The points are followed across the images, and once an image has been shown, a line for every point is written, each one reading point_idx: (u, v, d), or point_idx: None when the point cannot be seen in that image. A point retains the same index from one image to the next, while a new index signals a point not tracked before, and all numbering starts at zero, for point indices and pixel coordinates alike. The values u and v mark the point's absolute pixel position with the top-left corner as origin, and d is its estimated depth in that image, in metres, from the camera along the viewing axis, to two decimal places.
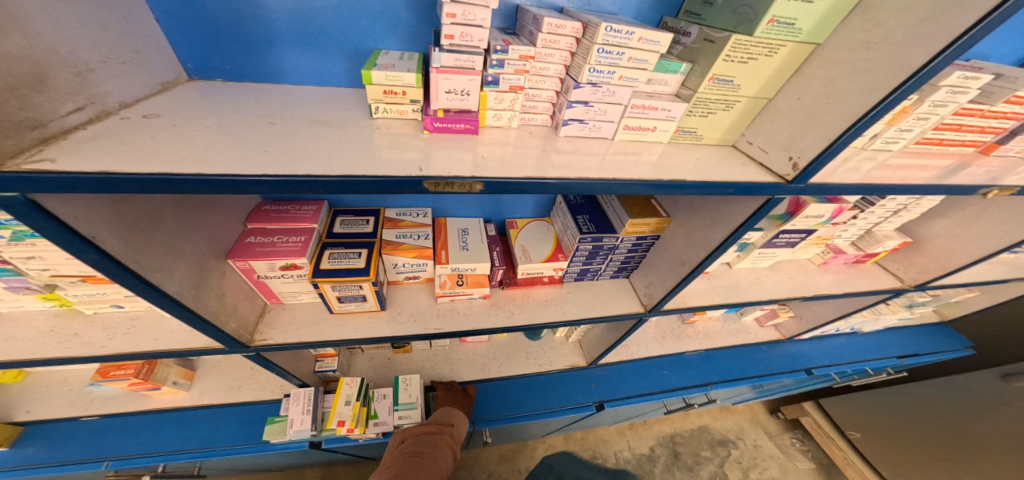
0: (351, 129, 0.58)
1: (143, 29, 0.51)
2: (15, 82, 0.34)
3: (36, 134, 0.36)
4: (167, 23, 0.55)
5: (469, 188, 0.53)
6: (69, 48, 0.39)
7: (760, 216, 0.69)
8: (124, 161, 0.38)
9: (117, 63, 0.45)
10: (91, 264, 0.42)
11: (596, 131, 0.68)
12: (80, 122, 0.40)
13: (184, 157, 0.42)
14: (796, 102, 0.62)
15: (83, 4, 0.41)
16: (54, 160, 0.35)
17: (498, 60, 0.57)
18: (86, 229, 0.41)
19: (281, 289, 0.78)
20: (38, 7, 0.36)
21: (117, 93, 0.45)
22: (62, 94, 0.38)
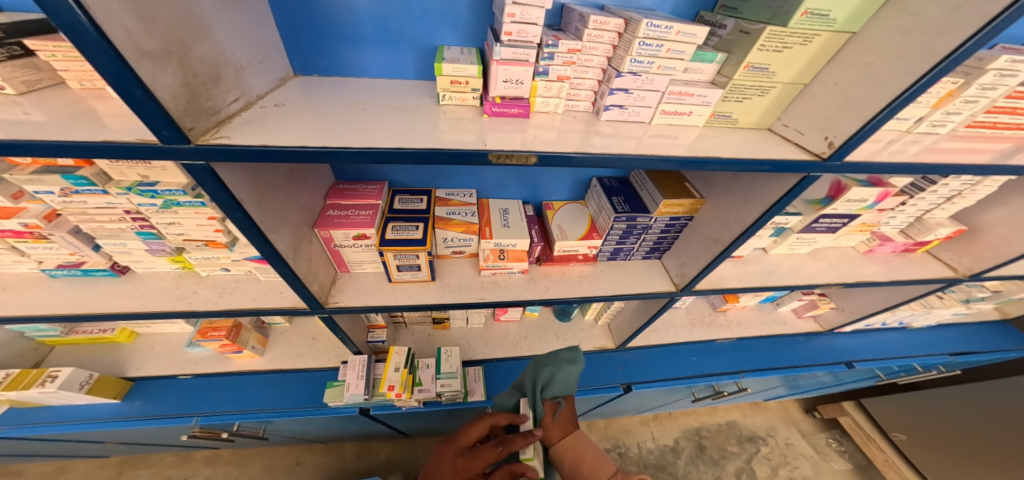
0: (423, 113, 0.68)
1: (268, 36, 0.67)
2: (206, 81, 0.50)
3: (217, 118, 0.52)
4: (283, 27, 0.71)
5: (525, 161, 0.61)
6: (233, 55, 0.56)
7: (796, 192, 0.73)
8: (271, 138, 0.52)
9: (255, 65, 0.62)
10: (237, 222, 0.56)
11: (635, 116, 0.74)
12: (239, 110, 0.56)
13: (309, 138, 0.54)
14: (832, 86, 0.66)
15: (240, 24, 0.58)
16: (229, 137, 0.50)
17: (549, 53, 0.65)
18: (238, 193, 0.55)
19: (351, 258, 0.90)
20: (219, 28, 0.52)
21: (256, 88, 0.62)
22: (228, 90, 0.55)
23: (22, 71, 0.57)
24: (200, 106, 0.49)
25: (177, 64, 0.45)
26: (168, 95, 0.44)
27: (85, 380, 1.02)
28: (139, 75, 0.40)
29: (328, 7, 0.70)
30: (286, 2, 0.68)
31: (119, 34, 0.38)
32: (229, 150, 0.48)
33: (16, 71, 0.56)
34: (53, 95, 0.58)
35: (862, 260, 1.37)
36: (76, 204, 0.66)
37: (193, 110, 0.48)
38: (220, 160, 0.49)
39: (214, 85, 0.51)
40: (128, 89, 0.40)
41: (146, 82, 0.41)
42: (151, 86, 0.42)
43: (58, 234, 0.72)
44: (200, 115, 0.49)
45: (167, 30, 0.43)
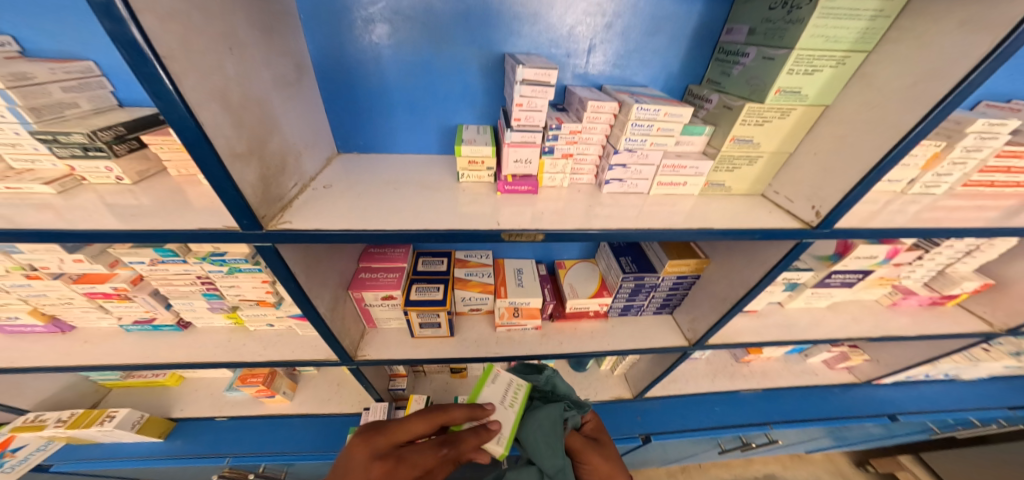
0: (446, 191, 0.79)
1: (320, 123, 0.81)
2: (275, 171, 0.62)
3: (281, 203, 0.63)
4: (331, 115, 0.86)
5: (533, 238, 0.70)
6: (296, 146, 0.69)
7: (791, 257, 0.77)
8: (324, 223, 0.62)
9: (310, 150, 0.75)
10: (290, 291, 0.67)
11: (635, 188, 0.83)
12: (297, 193, 0.69)
13: (350, 218, 0.65)
14: (813, 156, 0.73)
15: (301, 116, 0.72)
16: (291, 221, 0.61)
17: (553, 135, 0.76)
18: (293, 267, 0.66)
19: (379, 315, 0.99)
20: (286, 125, 0.66)
21: (310, 171, 0.75)
22: (290, 177, 0.67)
23: (137, 162, 0.73)
24: (270, 196, 0.61)
25: (257, 160, 0.57)
26: (250, 188, 0.55)
27: (138, 420, 1.13)
28: (231, 175, 0.52)
29: (369, 100, 0.85)
30: (337, 97, 0.84)
31: (222, 142, 0.50)
32: (291, 233, 0.59)
33: (133, 164, 0.72)
34: (156, 183, 0.73)
35: (887, 313, 1.34)
36: (160, 270, 0.79)
37: (266, 199, 0.59)
38: (282, 242, 0.60)
39: (282, 175, 0.64)
40: (223, 185, 0.51)
41: (236, 179, 0.53)
42: (239, 182, 0.53)
43: (140, 295, 0.84)
44: (269, 203, 0.60)
45: (254, 134, 0.56)
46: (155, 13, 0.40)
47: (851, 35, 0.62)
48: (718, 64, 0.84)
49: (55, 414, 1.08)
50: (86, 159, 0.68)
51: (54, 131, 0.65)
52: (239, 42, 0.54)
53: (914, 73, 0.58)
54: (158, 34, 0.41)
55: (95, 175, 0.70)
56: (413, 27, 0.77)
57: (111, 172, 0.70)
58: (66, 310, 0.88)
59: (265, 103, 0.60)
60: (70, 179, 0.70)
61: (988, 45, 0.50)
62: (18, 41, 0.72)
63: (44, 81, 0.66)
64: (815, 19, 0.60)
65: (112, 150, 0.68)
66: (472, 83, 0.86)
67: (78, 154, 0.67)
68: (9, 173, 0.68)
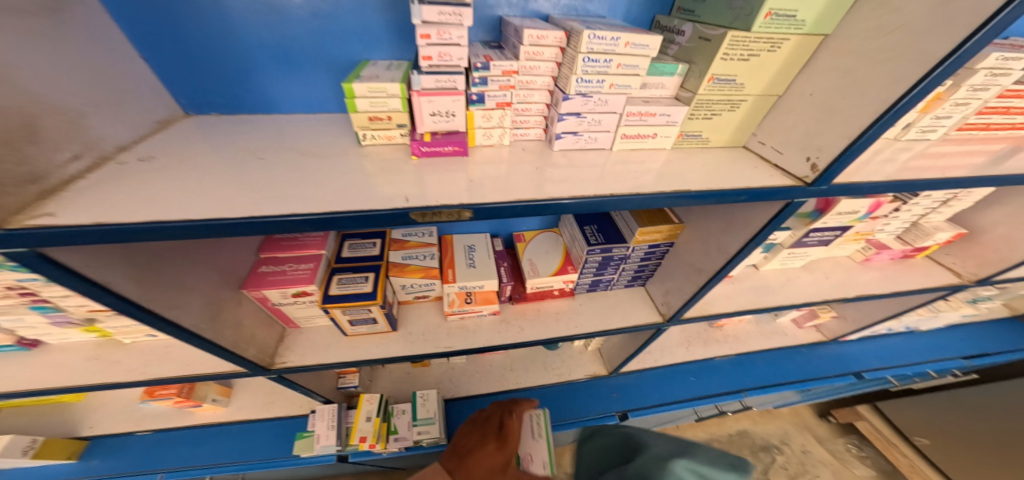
0: (339, 158, 0.60)
1: (129, 70, 0.59)
2: (12, 140, 0.40)
3: (36, 188, 0.42)
4: (156, 62, 0.63)
5: (458, 216, 0.53)
6: (62, 99, 0.46)
7: (781, 218, 0.64)
8: (116, 211, 0.43)
9: (107, 106, 0.53)
10: (109, 305, 0.48)
11: (594, 142, 0.68)
12: (81, 171, 0.48)
13: (167, 207, 0.45)
14: (810, 97, 0.60)
15: (66, 55, 0.48)
16: (53, 213, 0.41)
17: (480, 78, 0.57)
18: (97, 275, 0.46)
19: (296, 314, 0.82)
20: (30, 66, 0.43)
21: (112, 138, 0.53)
22: (58, 145, 0.46)
23: None
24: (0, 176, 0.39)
25: None
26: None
27: (29, 445, 0.99)
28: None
29: (210, 39, 0.62)
30: (156, 36, 0.60)
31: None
32: (57, 232, 0.39)
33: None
34: None
35: (859, 269, 1.28)
36: None
37: None
38: (52, 243, 0.40)
39: (31, 145, 0.42)
40: None
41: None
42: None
43: None
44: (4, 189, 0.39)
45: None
46: None
47: None
48: None
49: None
50: None
51: None
52: None
53: None
54: None
55: None
56: None
57: None
58: None
59: None
60: None
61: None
62: None
63: None
64: None
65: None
66: (368, 14, 0.65)
67: None
68: None
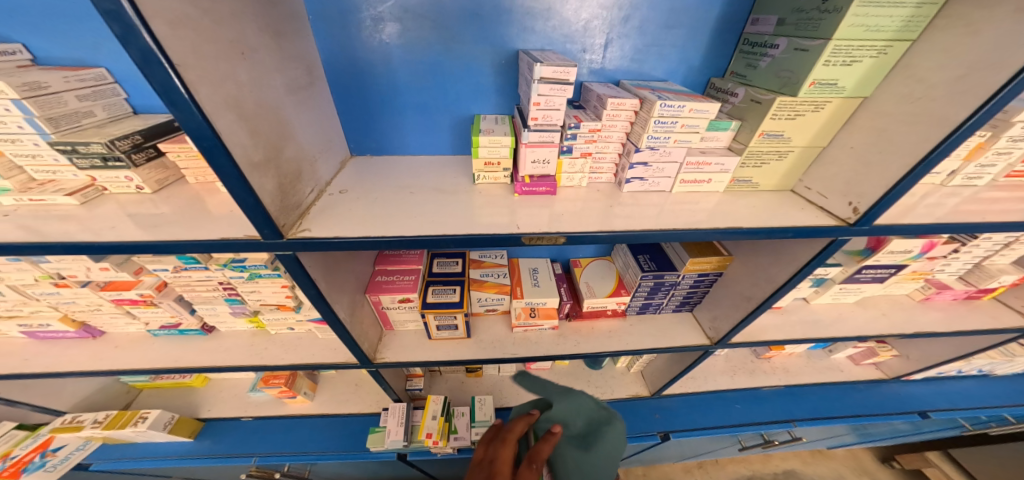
0: (462, 194, 0.78)
1: (334, 128, 0.86)
2: (291, 179, 0.65)
3: (299, 212, 0.66)
4: (344, 120, 0.91)
5: (555, 241, 0.68)
6: (310, 151, 0.72)
7: (824, 255, 0.74)
8: (339, 228, 0.64)
9: (325, 154, 0.79)
10: (310, 296, 0.70)
11: (656, 186, 0.82)
12: (314, 199, 0.71)
13: (364, 226, 0.66)
14: (850, 150, 0.72)
15: (314, 122, 0.75)
16: (310, 229, 0.64)
17: (572, 134, 0.75)
18: (313, 273, 0.69)
19: (395, 317, 1.01)
20: (302, 132, 0.69)
21: (325, 176, 0.78)
22: (307, 184, 0.70)
23: (155, 171, 0.73)
24: (289, 204, 0.63)
25: (274, 169, 0.59)
26: (269, 196, 0.58)
27: (169, 420, 1.20)
28: (251, 183, 0.54)
29: (379, 105, 0.90)
30: (348, 104, 0.89)
31: (238, 150, 0.52)
32: (309, 241, 0.61)
33: (152, 172, 0.72)
34: (176, 191, 0.73)
35: (918, 309, 1.24)
36: (183, 277, 0.83)
37: (284, 207, 0.62)
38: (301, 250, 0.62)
39: (297, 181, 0.66)
40: (240, 192, 0.53)
41: (255, 187, 0.55)
42: (257, 190, 0.56)
43: (165, 301, 0.88)
44: (288, 211, 0.63)
45: (268, 141, 0.59)
46: (165, 19, 0.42)
47: (892, 24, 0.61)
48: (742, 57, 0.85)
49: (91, 415, 1.16)
50: (107, 169, 0.68)
51: (73, 141, 0.65)
52: (249, 50, 0.56)
53: (966, 61, 0.56)
54: (170, 42, 0.42)
55: (116, 185, 0.71)
56: (425, 29, 0.80)
57: (132, 181, 0.71)
58: (95, 316, 0.92)
59: (279, 110, 0.62)
60: (92, 190, 0.70)
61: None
62: (28, 49, 0.74)
63: (61, 90, 0.67)
64: (855, 7, 0.59)
65: (131, 159, 0.68)
66: (485, 81, 0.89)
67: (99, 165, 0.67)
68: (31, 185, 0.69)
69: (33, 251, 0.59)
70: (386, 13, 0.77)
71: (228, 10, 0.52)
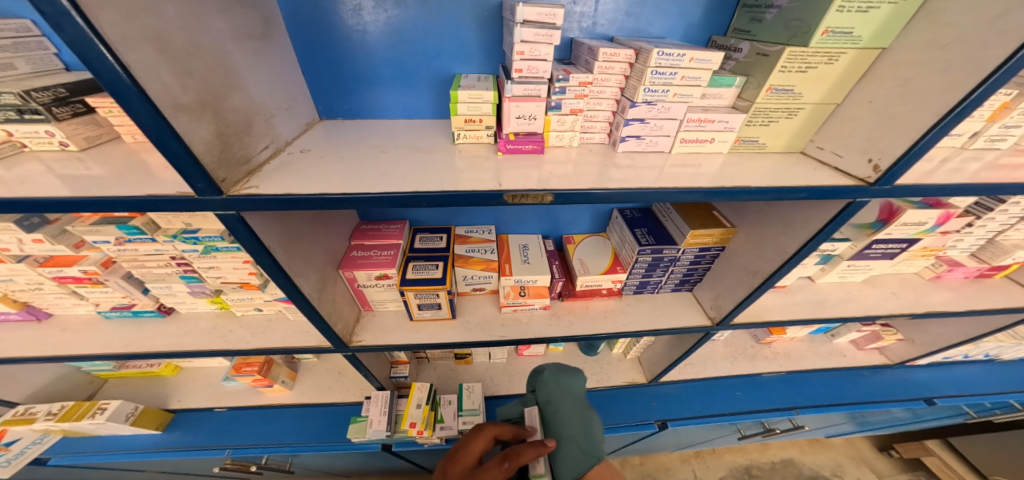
0: (440, 153, 0.71)
1: (297, 85, 0.77)
2: (237, 130, 0.56)
3: (247, 168, 0.58)
4: (311, 78, 0.82)
5: (541, 199, 0.61)
6: (263, 104, 0.63)
7: (839, 221, 0.67)
8: (295, 186, 0.56)
9: (284, 111, 0.70)
10: (266, 267, 0.62)
11: (654, 146, 0.74)
12: (268, 157, 0.63)
13: (324, 184, 0.58)
14: (869, 104, 0.64)
15: (269, 73, 0.66)
16: (258, 186, 0.55)
17: (560, 88, 0.67)
18: (267, 240, 0.61)
19: (373, 297, 0.93)
20: (252, 81, 0.61)
21: (285, 135, 0.69)
22: (259, 139, 0.61)
23: (84, 128, 0.64)
24: (232, 158, 0.55)
25: (212, 117, 0.51)
26: (203, 146, 0.49)
27: (131, 412, 1.12)
28: (176, 129, 0.45)
29: (349, 59, 0.80)
30: (314, 60, 0.79)
31: (156, 90, 0.43)
32: (257, 199, 0.53)
33: (80, 128, 0.63)
34: (111, 151, 0.65)
35: (929, 288, 1.18)
36: (129, 251, 0.74)
37: (226, 161, 0.53)
38: (247, 210, 0.54)
39: (246, 135, 0.58)
40: (163, 139, 0.45)
41: (182, 134, 0.46)
42: (186, 138, 0.47)
43: (113, 279, 0.80)
44: (232, 166, 0.54)
45: (203, 85, 0.49)
46: None
47: None
48: (745, 11, 0.77)
49: (46, 406, 1.08)
50: (24, 123, 0.59)
51: None
52: None
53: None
54: None
55: (37, 142, 0.62)
56: None
57: (54, 137, 0.61)
58: (39, 296, 0.84)
59: (219, 51, 0.53)
60: (7, 146, 0.60)
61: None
62: None
63: None
64: None
65: (52, 112, 0.59)
66: (466, 36, 0.80)
67: (13, 118, 0.58)
68: None
69: None
70: None
71: None
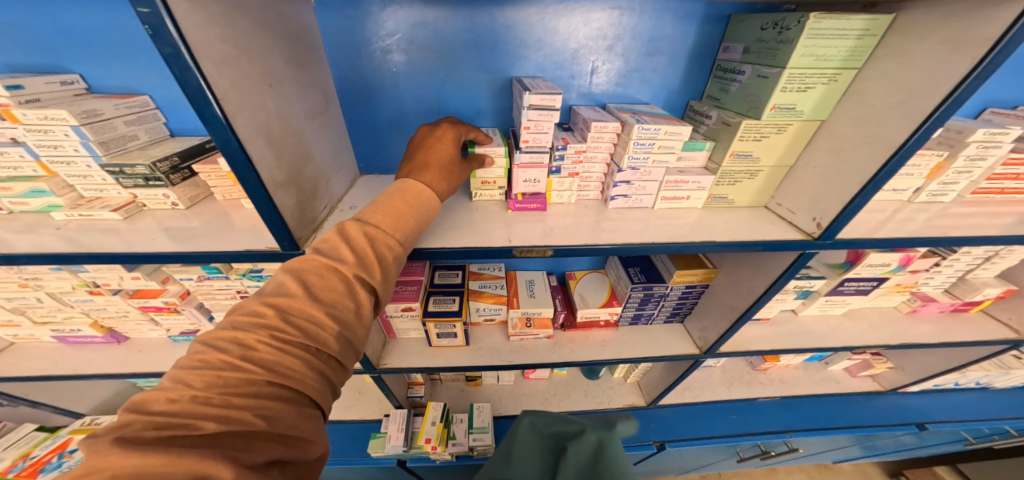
0: (459, 209, 0.86)
1: (345, 149, 0.94)
2: (308, 195, 0.72)
3: (313, 225, 0.73)
4: (356, 142, 0.99)
5: (543, 254, 0.74)
6: (325, 172, 0.80)
7: (795, 268, 0.79)
8: None
9: (337, 174, 0.86)
10: None
11: (639, 203, 0.88)
12: (326, 215, 0.78)
13: None
14: (812, 169, 0.77)
15: (329, 143, 0.83)
16: None
17: (560, 155, 0.82)
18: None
19: (399, 325, 1.07)
20: (318, 153, 0.77)
21: (337, 193, 0.85)
22: (322, 201, 0.78)
23: (189, 189, 0.81)
24: (305, 218, 0.70)
25: (294, 187, 0.67)
26: (289, 211, 0.65)
27: None
28: (274, 200, 0.61)
29: (385, 126, 0.98)
30: (358, 128, 0.97)
31: (266, 171, 0.59)
32: None
33: (186, 190, 0.80)
34: (202, 207, 0.81)
35: (907, 320, 1.27)
36: (206, 285, 0.89)
37: (302, 221, 0.69)
38: None
39: (313, 198, 0.74)
40: (266, 208, 0.60)
41: (279, 205, 0.62)
42: (281, 208, 0.63)
43: (187, 308, 0.95)
44: (304, 226, 0.70)
45: (291, 165, 0.66)
46: (211, 60, 0.49)
47: (840, 53, 0.67)
48: (716, 81, 0.92)
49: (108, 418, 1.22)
50: (147, 188, 0.76)
51: (120, 163, 0.72)
52: (279, 82, 0.64)
53: (903, 88, 0.62)
54: (215, 79, 0.49)
55: (153, 201, 0.78)
56: (428, 60, 0.89)
57: (168, 198, 0.78)
58: (123, 322, 1.00)
59: (299, 134, 0.70)
60: (133, 206, 0.78)
61: (969, 65, 0.54)
62: (85, 78, 0.82)
63: (111, 117, 0.74)
64: (804, 40, 0.65)
65: (169, 179, 0.76)
66: (482, 105, 0.97)
67: (141, 184, 0.75)
68: (80, 201, 0.76)
69: (79, 260, 0.67)
70: (392, 48, 0.86)
71: (260, 48, 0.59)
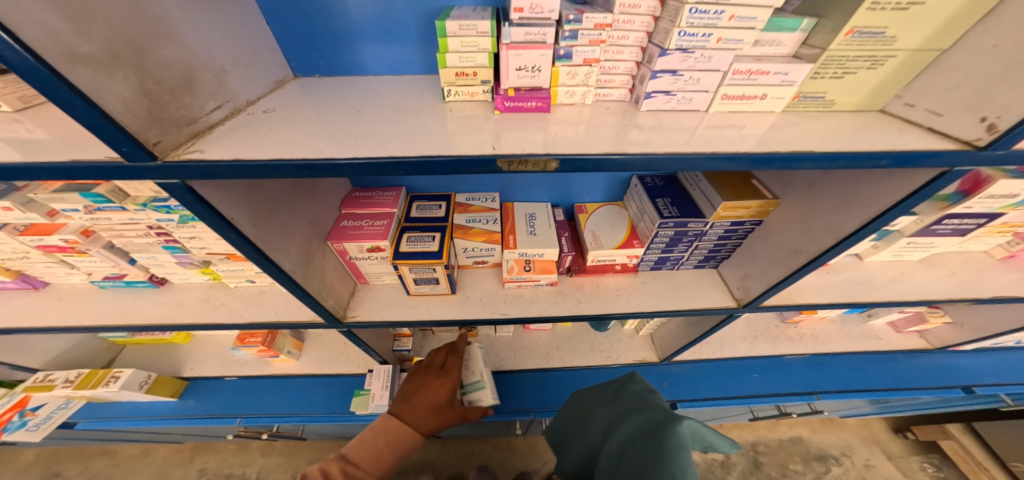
0: (426, 113, 0.61)
1: (259, 34, 0.66)
2: (173, 85, 0.47)
3: (189, 129, 0.49)
4: (280, 29, 0.70)
5: (543, 166, 0.51)
6: (211, 58, 0.53)
7: (922, 194, 0.56)
8: (251, 150, 0.48)
9: (241, 64, 0.60)
10: (232, 241, 0.56)
11: (687, 103, 0.62)
12: (220, 118, 0.54)
13: (294, 149, 0.50)
14: (991, 50, 0.49)
15: (215, 16, 0.55)
16: (203, 151, 0.48)
17: (570, 32, 0.54)
18: (227, 212, 0.54)
19: (368, 269, 0.88)
20: (188, 26, 0.50)
21: (244, 91, 0.60)
22: (207, 96, 0.53)
23: (15, 85, 0.56)
24: (168, 117, 0.47)
25: (129, 69, 0.42)
26: (121, 105, 0.41)
27: (144, 380, 1.15)
28: (78, 87, 0.37)
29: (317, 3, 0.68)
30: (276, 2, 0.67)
31: (40, 36, 0.34)
32: (203, 165, 0.46)
33: (9, 86, 0.55)
34: (49, 109, 0.57)
35: (996, 269, 1.04)
36: (103, 220, 0.69)
37: (158, 121, 0.46)
38: (195, 176, 0.47)
39: (187, 92, 0.49)
40: (66, 100, 0.37)
41: (89, 91, 0.38)
42: (95, 97, 0.38)
43: (94, 249, 0.76)
44: (166, 127, 0.47)
45: (113, 32, 0.40)
46: None
47: None
48: None
49: (63, 374, 1.11)
50: None
51: None
52: None
53: None
54: None
55: None
56: None
57: None
58: (30, 265, 0.82)
59: None
60: None
61: None
62: None
63: None
64: None
65: None
66: None
67: None
68: None
69: None
70: None
71: None
